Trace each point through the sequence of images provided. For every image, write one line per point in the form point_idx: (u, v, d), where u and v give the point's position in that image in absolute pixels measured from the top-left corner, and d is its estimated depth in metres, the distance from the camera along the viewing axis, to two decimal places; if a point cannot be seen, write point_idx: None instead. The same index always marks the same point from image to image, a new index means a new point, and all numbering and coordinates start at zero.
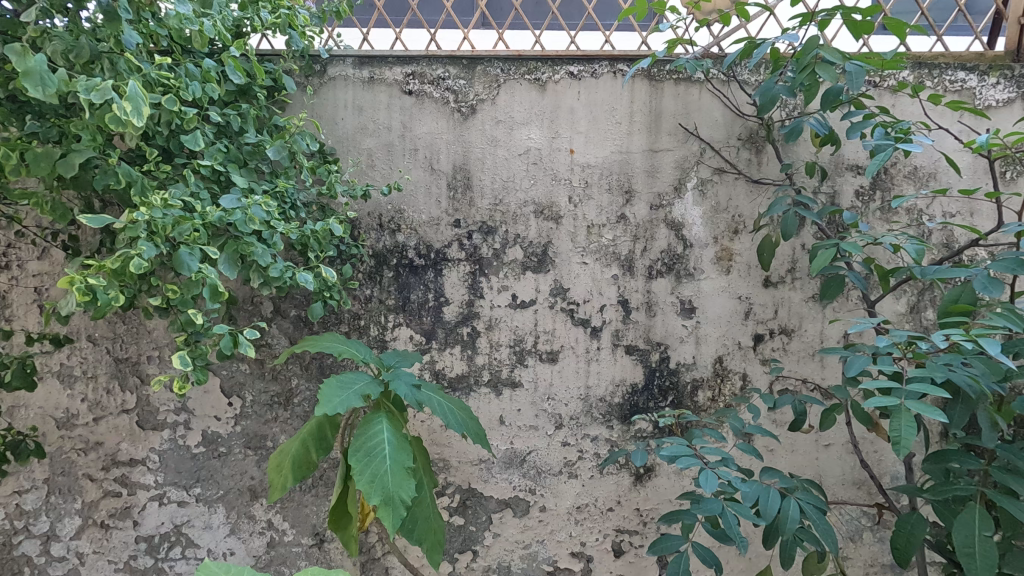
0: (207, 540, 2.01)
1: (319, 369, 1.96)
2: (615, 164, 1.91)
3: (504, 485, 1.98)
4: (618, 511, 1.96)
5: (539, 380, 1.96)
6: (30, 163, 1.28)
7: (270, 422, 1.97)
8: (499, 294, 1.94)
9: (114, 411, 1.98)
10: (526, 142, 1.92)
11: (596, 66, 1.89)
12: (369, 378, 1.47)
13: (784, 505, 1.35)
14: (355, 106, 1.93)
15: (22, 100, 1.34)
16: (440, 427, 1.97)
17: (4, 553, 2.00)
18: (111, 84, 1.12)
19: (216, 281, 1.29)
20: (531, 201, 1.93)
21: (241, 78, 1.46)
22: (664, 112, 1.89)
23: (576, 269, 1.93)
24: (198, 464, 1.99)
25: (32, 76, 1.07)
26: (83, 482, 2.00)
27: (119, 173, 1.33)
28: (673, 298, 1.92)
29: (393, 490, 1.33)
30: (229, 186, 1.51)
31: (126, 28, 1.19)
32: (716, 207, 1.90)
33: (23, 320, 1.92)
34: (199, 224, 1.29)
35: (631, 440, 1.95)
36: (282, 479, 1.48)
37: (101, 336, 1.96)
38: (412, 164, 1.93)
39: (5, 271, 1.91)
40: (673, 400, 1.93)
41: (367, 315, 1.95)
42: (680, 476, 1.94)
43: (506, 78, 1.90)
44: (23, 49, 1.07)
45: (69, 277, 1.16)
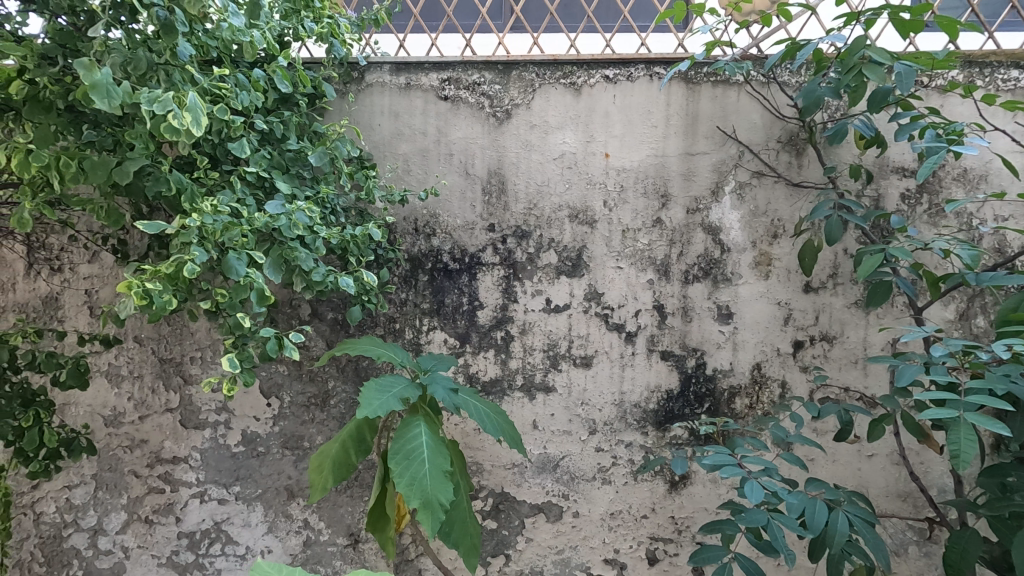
0: (246, 538, 2.05)
1: (355, 371, 1.99)
2: (651, 168, 1.89)
3: (538, 490, 1.97)
4: (652, 518, 1.94)
5: (573, 386, 1.95)
6: (89, 171, 1.34)
7: (307, 423, 2.01)
8: (533, 298, 1.94)
9: (159, 410, 2.04)
10: (562, 146, 1.91)
11: (632, 69, 1.87)
12: (407, 382, 1.48)
13: (831, 518, 1.32)
14: (391, 111, 1.95)
15: (80, 111, 1.39)
16: (474, 430, 1.98)
17: (55, 545, 2.08)
18: (171, 96, 1.17)
19: (263, 285, 1.32)
20: (566, 205, 1.92)
21: (286, 87, 1.49)
22: (701, 115, 1.86)
23: (611, 273, 1.92)
24: (238, 463, 2.04)
25: (98, 89, 1.11)
26: (129, 478, 2.06)
27: (170, 181, 1.38)
28: (709, 303, 1.90)
29: (432, 493, 1.34)
30: (273, 192, 1.55)
31: (182, 40, 1.23)
32: (754, 211, 1.86)
33: (74, 321, 2.00)
34: (247, 230, 1.33)
35: (666, 447, 1.92)
36: (323, 479, 1.50)
37: (147, 336, 2.02)
38: (447, 168, 1.95)
39: (58, 273, 1.98)
40: (710, 407, 1.90)
41: (403, 318, 1.97)
42: (716, 485, 1.90)
43: (542, 82, 1.91)
44: (90, 63, 1.10)
45: (128, 282, 1.20)
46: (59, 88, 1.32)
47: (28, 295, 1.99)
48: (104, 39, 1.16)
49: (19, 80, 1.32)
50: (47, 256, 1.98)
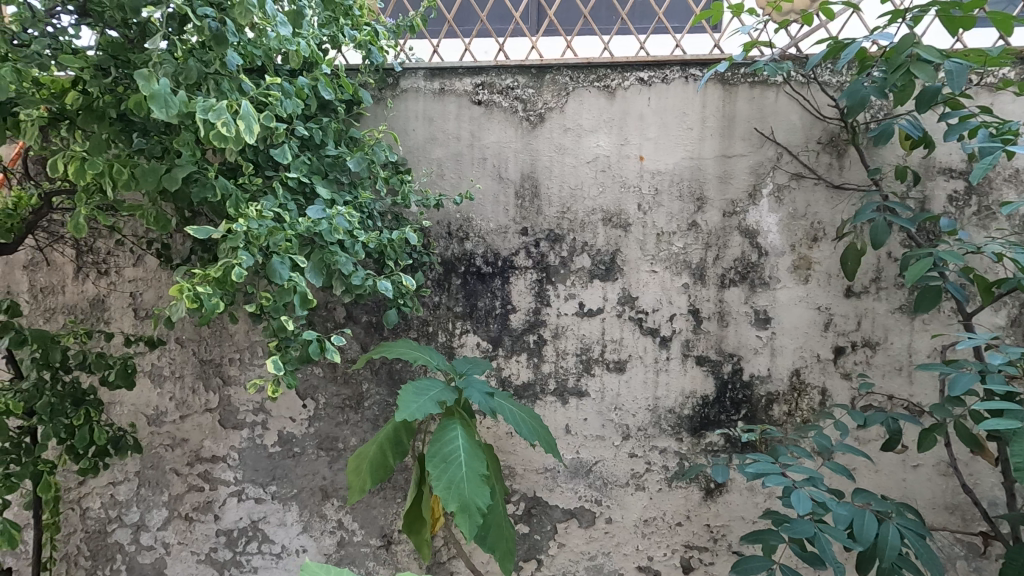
0: (282, 536, 2.09)
1: (388, 373, 2.01)
2: (686, 171, 1.87)
3: (570, 495, 1.96)
4: (687, 526, 1.91)
5: (606, 390, 1.94)
6: (140, 178, 1.38)
7: (342, 424, 2.03)
8: (566, 302, 1.94)
9: (199, 410, 2.09)
10: (595, 149, 1.91)
11: (667, 71, 1.86)
12: (443, 386, 1.48)
13: (881, 530, 1.28)
14: (425, 116, 1.97)
15: (131, 119, 1.44)
16: (506, 433, 1.98)
17: (100, 539, 2.14)
18: (225, 104, 1.20)
19: (306, 289, 1.35)
20: (599, 208, 1.91)
21: (328, 95, 1.52)
22: (738, 116, 1.84)
23: (645, 277, 1.90)
24: (275, 463, 2.08)
25: (157, 99, 1.14)
26: (170, 476, 2.12)
27: (216, 187, 1.41)
28: (746, 308, 1.86)
29: (470, 497, 1.34)
30: (313, 197, 1.58)
31: (230, 50, 1.26)
32: (793, 214, 1.83)
33: (119, 323, 2.06)
34: (291, 234, 1.36)
35: (701, 453, 1.89)
36: (361, 481, 1.51)
37: (188, 338, 2.07)
38: (481, 172, 1.96)
39: (105, 276, 2.05)
40: (747, 413, 1.87)
41: (436, 321, 1.98)
42: (753, 494, 1.86)
43: (575, 85, 1.90)
44: (149, 75, 1.14)
45: (180, 285, 1.23)
46: (112, 97, 1.37)
47: (76, 298, 2.07)
48: (159, 50, 1.20)
49: (75, 91, 1.37)
50: (94, 260, 2.05)
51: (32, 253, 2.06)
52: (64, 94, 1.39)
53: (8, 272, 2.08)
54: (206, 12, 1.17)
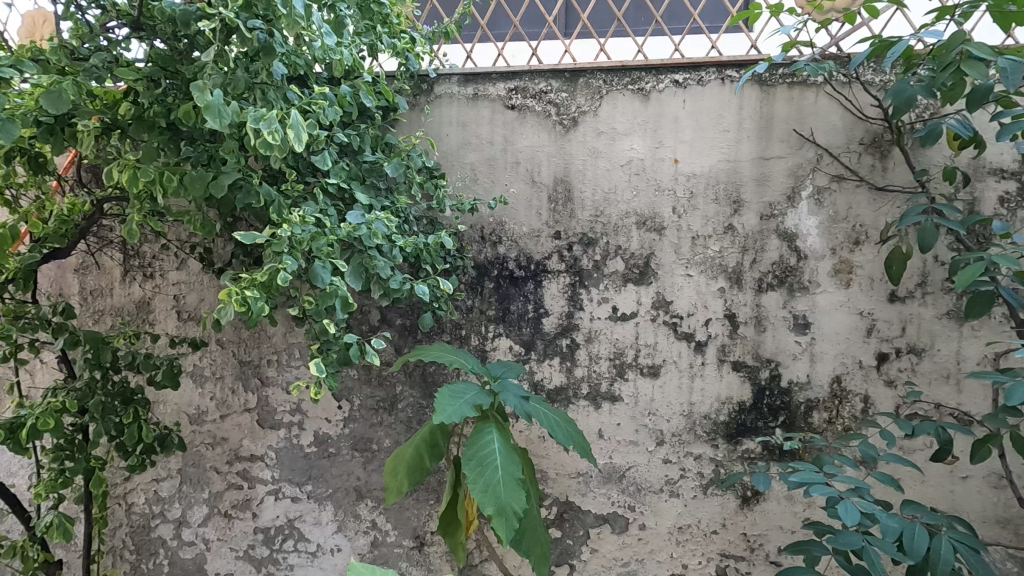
0: (317, 535, 2.12)
1: (422, 376, 2.03)
2: (722, 173, 1.84)
3: (603, 500, 1.95)
4: (723, 534, 1.88)
5: (640, 396, 1.92)
6: (188, 185, 1.42)
7: (376, 426, 2.06)
8: (600, 306, 1.93)
9: (238, 410, 2.14)
10: (629, 152, 1.89)
11: (703, 73, 1.84)
12: (478, 389, 1.49)
13: (933, 544, 1.24)
14: (459, 122, 1.99)
15: (178, 128, 1.48)
16: (539, 437, 1.97)
17: (144, 534, 2.21)
18: (275, 114, 1.24)
19: (347, 293, 1.37)
20: (633, 211, 1.90)
21: (368, 103, 1.55)
22: (776, 118, 1.80)
23: (679, 281, 1.88)
24: (310, 463, 2.11)
25: (211, 110, 1.18)
26: (211, 474, 2.18)
27: (260, 194, 1.45)
28: (785, 313, 1.83)
29: (506, 501, 1.34)
30: (352, 203, 1.61)
31: (276, 60, 1.29)
32: (833, 217, 1.79)
33: (163, 325, 2.13)
34: (333, 239, 1.39)
35: (738, 461, 1.86)
36: (397, 483, 1.52)
37: (228, 339, 2.13)
38: (514, 177, 1.97)
39: (151, 279, 2.12)
40: (785, 421, 1.83)
41: (469, 324, 2.00)
42: (792, 503, 1.82)
43: (609, 89, 1.89)
44: (203, 86, 1.18)
45: (229, 290, 1.27)
46: (162, 107, 1.42)
47: (123, 300, 2.14)
48: (209, 62, 1.24)
49: (126, 102, 1.42)
50: (140, 264, 2.12)
51: (82, 257, 2.15)
52: (115, 104, 1.43)
53: (60, 275, 2.17)
54: (255, 25, 1.21)
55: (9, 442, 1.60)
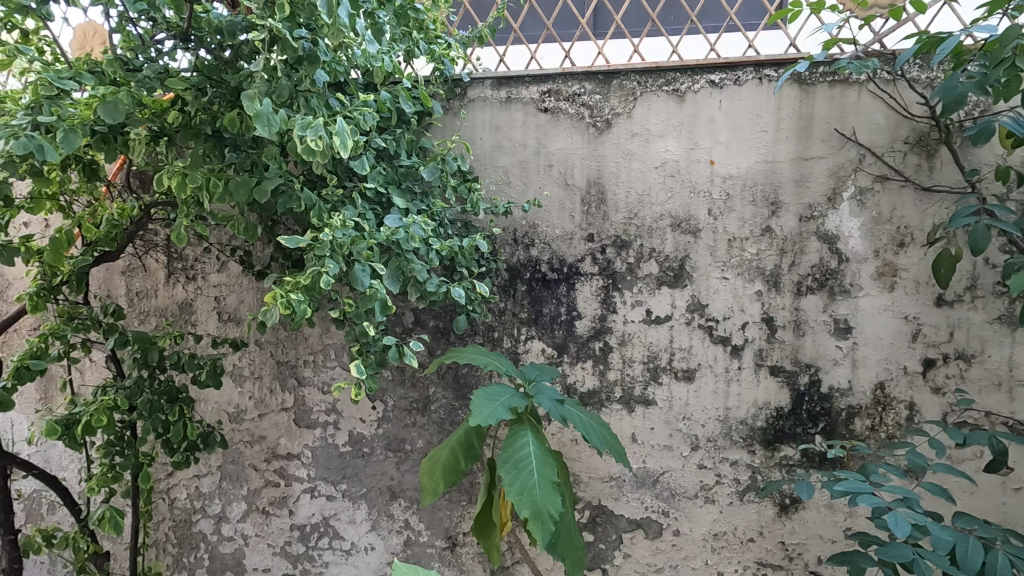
0: (351, 533, 2.16)
1: (454, 377, 2.05)
2: (760, 174, 1.81)
3: (636, 505, 1.93)
4: (760, 543, 1.85)
5: (674, 400, 1.90)
6: (233, 190, 1.47)
7: (409, 426, 2.09)
8: (633, 309, 1.91)
9: (276, 409, 2.19)
10: (663, 154, 1.88)
11: (739, 73, 1.81)
12: (514, 392, 1.50)
13: (989, 558, 1.20)
14: (492, 125, 2.00)
15: (223, 135, 1.52)
16: (571, 440, 1.97)
17: (186, 528, 2.28)
18: (321, 121, 1.27)
19: (386, 296, 1.39)
20: (668, 214, 1.88)
21: (406, 108, 1.58)
22: (816, 117, 1.76)
23: (715, 284, 1.86)
24: (345, 462, 2.15)
25: (260, 118, 1.22)
26: (249, 471, 2.23)
27: (302, 199, 1.49)
28: (825, 317, 1.78)
29: (542, 504, 1.34)
30: (389, 206, 1.63)
31: (319, 68, 1.32)
32: (877, 218, 1.74)
33: (205, 325, 2.20)
34: (373, 243, 1.41)
35: (775, 467, 1.83)
36: (433, 484, 1.52)
37: (266, 340, 2.18)
38: (547, 180, 1.96)
39: (193, 281, 2.19)
40: (825, 427, 1.79)
41: (501, 327, 2.00)
42: (832, 512, 1.78)
43: (643, 90, 1.88)
44: (253, 95, 1.22)
45: (274, 292, 1.30)
46: (208, 115, 1.46)
47: (167, 301, 2.22)
48: (256, 72, 1.28)
49: (174, 110, 1.46)
50: (183, 266, 2.19)
51: (129, 260, 2.23)
52: (163, 112, 1.46)
53: (108, 277, 2.26)
54: (301, 34, 1.25)
55: (64, 437, 1.68)
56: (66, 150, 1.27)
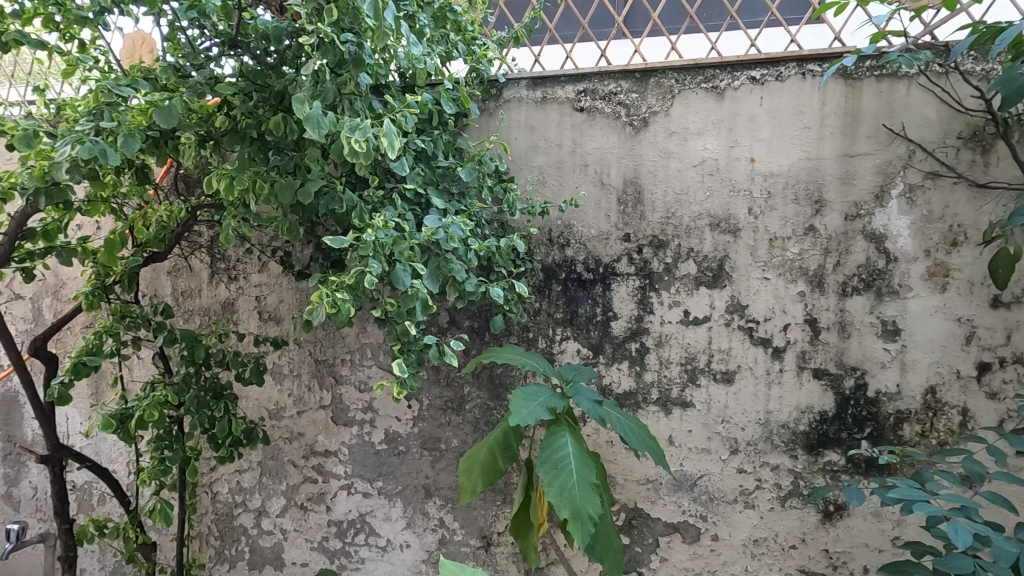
0: (387, 530, 2.19)
1: (489, 377, 2.06)
2: (803, 172, 1.77)
3: (673, 509, 1.90)
4: (802, 550, 1.80)
5: (713, 402, 1.87)
6: (278, 193, 1.50)
7: (444, 425, 2.10)
8: (671, 310, 1.89)
9: (314, 406, 2.23)
10: (702, 152, 1.85)
11: (782, 68, 1.77)
12: (552, 392, 1.50)
13: None
14: (527, 125, 2.00)
15: (267, 139, 1.56)
16: (607, 442, 1.95)
17: (228, 521, 2.34)
18: (369, 123, 1.29)
19: (427, 295, 1.41)
20: (706, 213, 1.85)
21: (450, 108, 1.60)
22: (863, 112, 1.71)
23: (756, 285, 1.82)
24: (381, 460, 2.18)
25: (311, 121, 1.25)
26: (288, 467, 2.28)
27: (344, 200, 1.52)
28: (872, 318, 1.73)
29: (582, 505, 1.33)
30: (428, 207, 1.65)
31: (363, 71, 1.35)
32: (928, 216, 1.67)
33: (246, 324, 2.26)
34: (414, 243, 1.43)
35: (818, 473, 1.78)
36: (472, 483, 1.52)
37: (304, 339, 2.22)
38: (583, 179, 1.95)
39: (235, 281, 2.25)
40: (872, 433, 1.73)
41: (536, 327, 2.00)
42: (879, 520, 1.72)
43: (681, 88, 1.85)
44: (303, 98, 1.25)
45: (320, 291, 1.33)
46: (253, 119, 1.50)
47: (210, 301, 2.28)
48: (306, 76, 1.31)
49: (221, 114, 1.50)
50: (225, 267, 2.25)
51: (175, 261, 2.30)
52: (210, 117, 1.50)
53: (155, 277, 2.34)
54: (347, 38, 1.27)
55: (119, 430, 1.74)
56: (126, 155, 1.33)
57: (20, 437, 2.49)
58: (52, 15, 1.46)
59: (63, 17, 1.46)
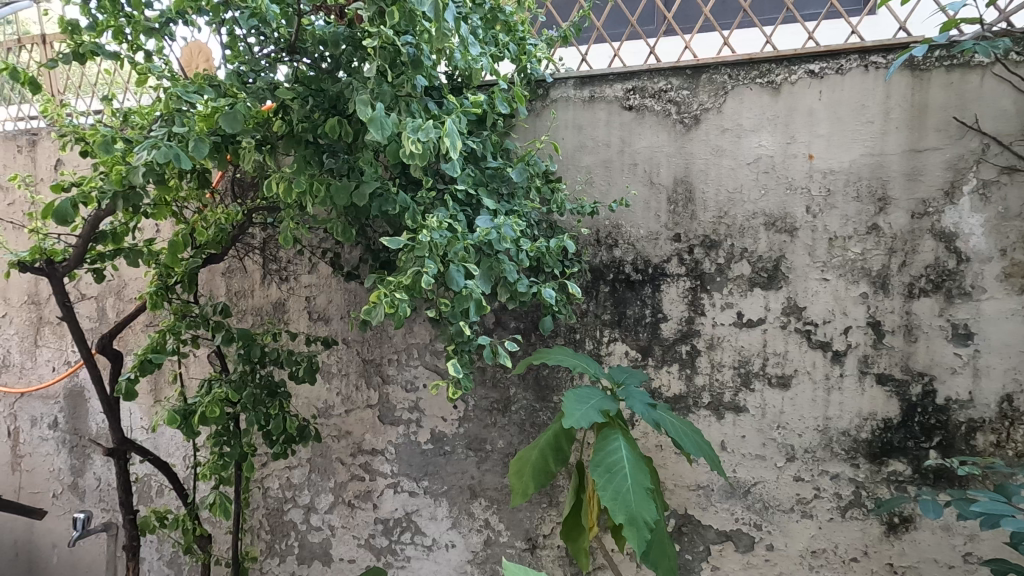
0: (433, 530, 2.20)
1: (535, 379, 2.05)
2: (865, 168, 1.69)
3: (725, 516, 1.85)
4: (864, 563, 1.73)
5: (767, 407, 1.81)
6: (334, 195, 1.52)
7: (490, 427, 2.10)
8: (723, 311, 1.84)
9: (361, 405, 2.27)
10: (757, 149, 1.79)
11: (843, 61, 1.70)
12: (604, 395, 1.47)
13: None
14: (575, 125, 1.98)
15: (321, 142, 1.59)
16: (657, 446, 1.91)
17: (278, 516, 2.40)
18: (431, 124, 1.30)
19: (481, 296, 1.41)
20: (761, 212, 1.79)
21: (506, 109, 1.61)
22: (932, 105, 1.63)
23: (814, 286, 1.75)
24: (427, 459, 2.19)
25: (375, 122, 1.26)
26: (336, 465, 2.32)
27: (398, 202, 1.54)
28: (941, 321, 1.64)
29: (637, 510, 1.30)
30: (478, 208, 1.66)
31: (421, 73, 1.36)
32: (1003, 214, 1.58)
33: (297, 324, 2.31)
34: (467, 244, 1.43)
35: (882, 483, 1.70)
36: (523, 485, 1.51)
37: (353, 339, 2.25)
38: (632, 179, 1.93)
39: (286, 282, 2.31)
40: (941, 442, 1.64)
41: (583, 328, 1.97)
42: (949, 534, 1.64)
43: (734, 84, 1.81)
44: (368, 101, 1.27)
45: (379, 292, 1.34)
46: (310, 123, 1.53)
47: (262, 301, 2.35)
48: (370, 79, 1.33)
49: (278, 119, 1.54)
50: (277, 268, 2.31)
51: (230, 262, 2.37)
52: (267, 122, 1.54)
53: (211, 278, 2.42)
54: (408, 40, 1.29)
55: (182, 426, 1.80)
56: (196, 159, 1.38)
57: (86, 430, 2.62)
58: (122, 27, 1.52)
59: (131, 29, 1.52)
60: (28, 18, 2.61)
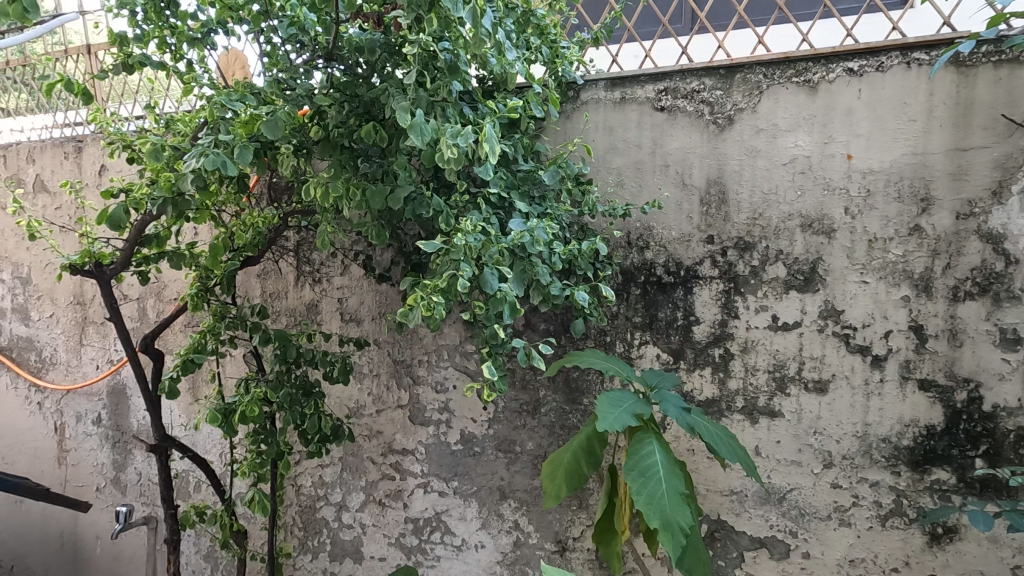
0: (462, 530, 2.22)
1: (565, 381, 2.05)
2: (907, 168, 1.65)
3: (759, 522, 1.82)
4: (905, 573, 1.68)
5: (804, 412, 1.77)
6: (370, 199, 1.53)
7: (519, 428, 2.11)
8: (757, 314, 1.81)
9: (392, 405, 2.30)
10: (793, 149, 1.76)
11: (883, 58, 1.66)
12: (637, 398, 1.47)
13: None
14: (606, 127, 1.98)
15: (356, 147, 1.61)
16: (689, 450, 1.89)
17: (311, 513, 2.45)
18: (469, 129, 1.32)
19: (515, 299, 1.42)
20: (797, 213, 1.76)
21: (540, 112, 1.61)
22: (979, 102, 1.58)
23: (853, 289, 1.71)
24: (457, 460, 2.21)
25: (415, 128, 1.28)
26: (367, 464, 2.35)
27: (432, 205, 1.56)
28: (988, 326, 1.59)
29: (671, 515, 1.29)
30: (511, 210, 1.66)
31: (458, 78, 1.38)
32: None
33: (330, 325, 2.35)
34: (501, 246, 1.44)
35: (924, 492, 1.65)
36: (555, 487, 1.51)
37: (384, 340, 2.28)
38: (664, 180, 1.91)
39: (319, 283, 2.35)
40: (988, 451, 1.59)
41: (614, 331, 1.97)
42: (997, 546, 1.58)
43: (770, 83, 1.78)
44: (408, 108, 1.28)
45: (416, 294, 1.36)
46: (346, 128, 1.56)
47: (296, 302, 2.40)
48: (409, 85, 1.35)
49: (314, 125, 1.57)
50: (311, 270, 2.36)
51: (265, 265, 2.43)
52: (304, 128, 1.57)
53: (247, 280, 2.47)
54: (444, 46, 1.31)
55: (223, 424, 1.85)
56: (240, 166, 1.40)
57: (128, 427, 2.71)
58: (166, 37, 1.57)
59: (174, 39, 1.57)
60: (74, 28, 2.71)
